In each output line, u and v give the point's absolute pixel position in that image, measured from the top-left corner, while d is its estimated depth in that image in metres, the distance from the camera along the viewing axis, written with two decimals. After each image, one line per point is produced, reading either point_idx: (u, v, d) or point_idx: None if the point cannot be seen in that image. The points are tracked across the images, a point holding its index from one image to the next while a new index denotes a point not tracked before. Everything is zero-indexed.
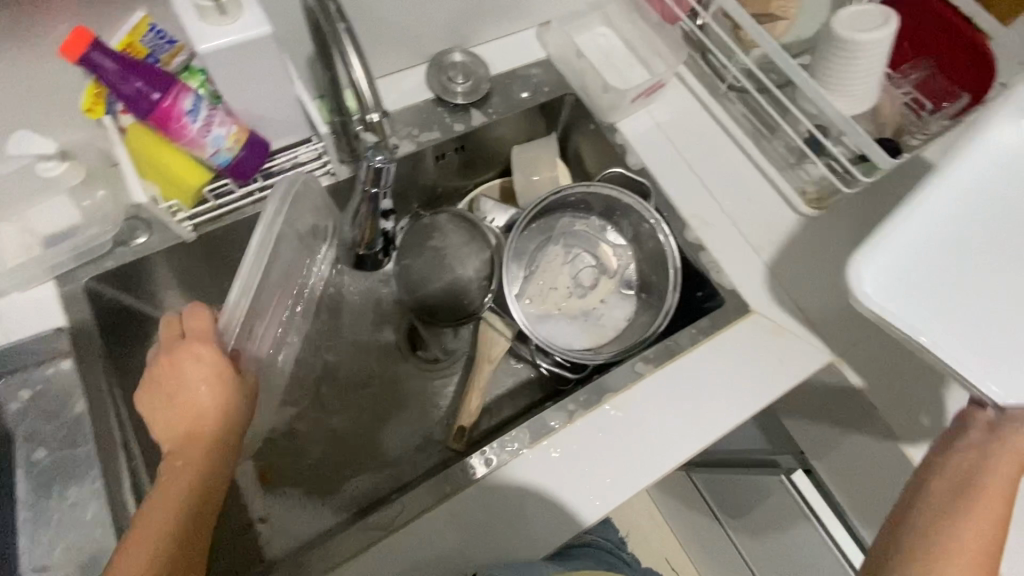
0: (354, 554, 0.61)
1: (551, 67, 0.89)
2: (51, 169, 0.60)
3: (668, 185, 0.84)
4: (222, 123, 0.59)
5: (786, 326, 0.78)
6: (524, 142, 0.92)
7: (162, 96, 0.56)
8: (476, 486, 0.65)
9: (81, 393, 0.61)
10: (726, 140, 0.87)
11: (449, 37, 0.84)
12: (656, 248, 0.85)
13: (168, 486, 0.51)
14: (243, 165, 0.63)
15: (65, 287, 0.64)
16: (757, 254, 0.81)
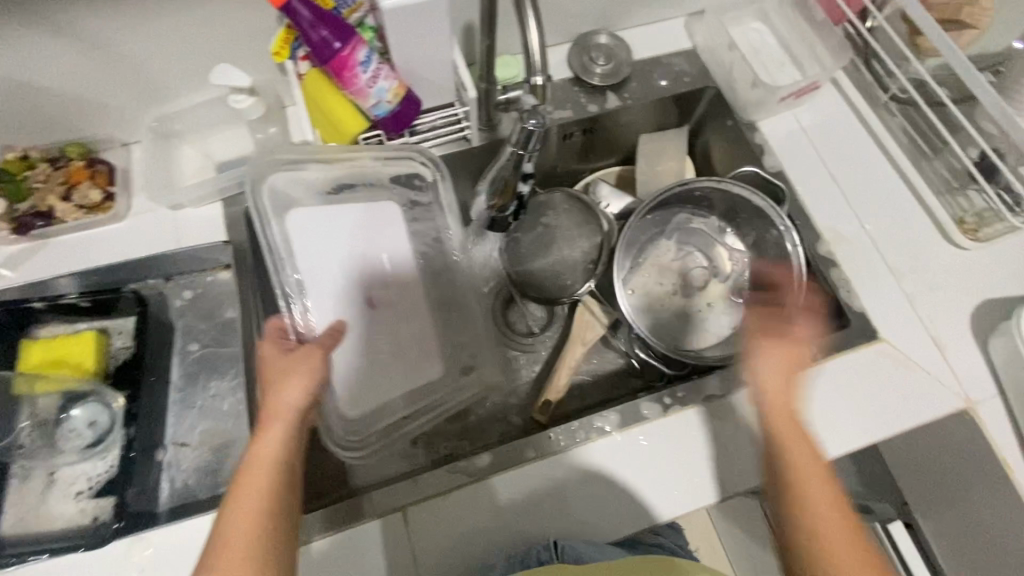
0: (443, 493, 0.64)
1: (695, 57, 0.87)
2: (240, 102, 0.67)
3: (804, 193, 0.79)
4: (387, 77, 0.64)
5: (916, 361, 0.71)
6: (652, 131, 0.91)
7: (342, 45, 0.60)
8: (562, 456, 0.66)
9: (232, 301, 0.69)
10: (876, 155, 0.81)
11: (597, 18, 0.84)
12: (778, 258, 0.81)
13: (254, 469, 0.49)
14: (397, 117, 0.68)
15: (230, 208, 0.73)
16: (894, 280, 0.75)
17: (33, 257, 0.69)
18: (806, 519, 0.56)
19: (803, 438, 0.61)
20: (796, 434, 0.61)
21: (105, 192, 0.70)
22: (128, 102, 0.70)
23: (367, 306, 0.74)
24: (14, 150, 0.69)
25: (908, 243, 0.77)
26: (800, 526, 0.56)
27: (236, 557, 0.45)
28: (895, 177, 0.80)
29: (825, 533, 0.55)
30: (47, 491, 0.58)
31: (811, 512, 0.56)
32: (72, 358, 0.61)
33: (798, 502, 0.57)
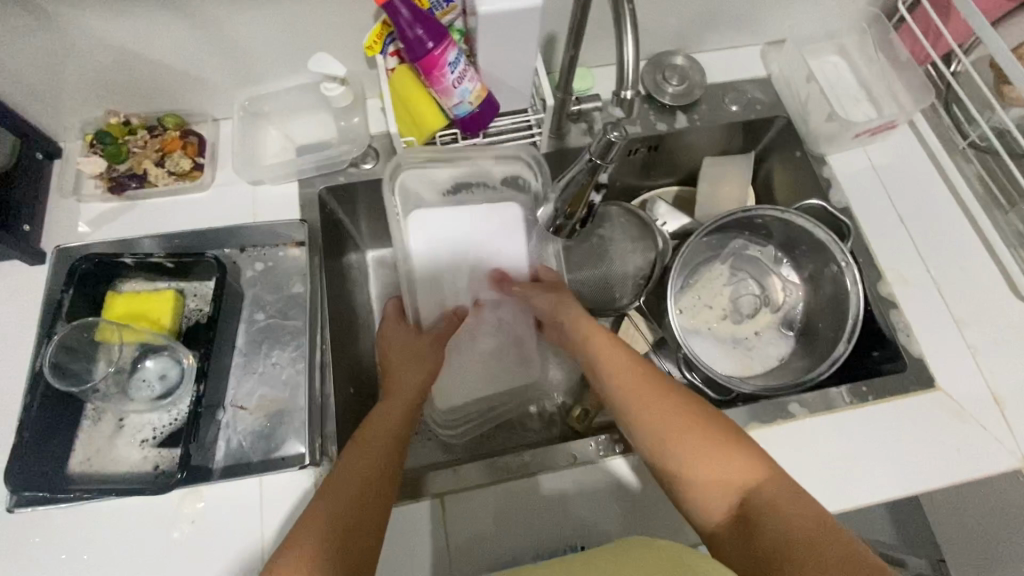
0: (481, 485, 0.65)
1: (769, 86, 0.87)
2: (332, 90, 0.71)
3: (869, 232, 0.78)
4: (471, 79, 0.67)
5: (973, 414, 0.69)
6: (715, 155, 0.91)
7: (434, 45, 0.63)
8: (599, 466, 0.67)
9: (299, 277, 0.73)
10: (948, 200, 0.79)
11: (675, 39, 0.85)
12: (836, 294, 0.80)
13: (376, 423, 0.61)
14: (475, 118, 0.71)
15: (305, 189, 0.76)
16: (957, 329, 0.73)
17: (121, 216, 0.73)
18: (696, 478, 0.55)
19: (644, 381, 0.62)
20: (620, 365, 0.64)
21: (194, 161, 0.74)
22: (225, 80, 0.74)
23: (472, 304, 0.78)
24: (117, 115, 0.74)
25: (974, 293, 0.75)
26: (691, 493, 0.55)
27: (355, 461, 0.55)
28: (966, 224, 0.78)
29: (744, 482, 0.54)
30: (114, 435, 0.62)
31: (717, 473, 0.54)
32: (151, 313, 0.65)
33: (662, 460, 0.57)
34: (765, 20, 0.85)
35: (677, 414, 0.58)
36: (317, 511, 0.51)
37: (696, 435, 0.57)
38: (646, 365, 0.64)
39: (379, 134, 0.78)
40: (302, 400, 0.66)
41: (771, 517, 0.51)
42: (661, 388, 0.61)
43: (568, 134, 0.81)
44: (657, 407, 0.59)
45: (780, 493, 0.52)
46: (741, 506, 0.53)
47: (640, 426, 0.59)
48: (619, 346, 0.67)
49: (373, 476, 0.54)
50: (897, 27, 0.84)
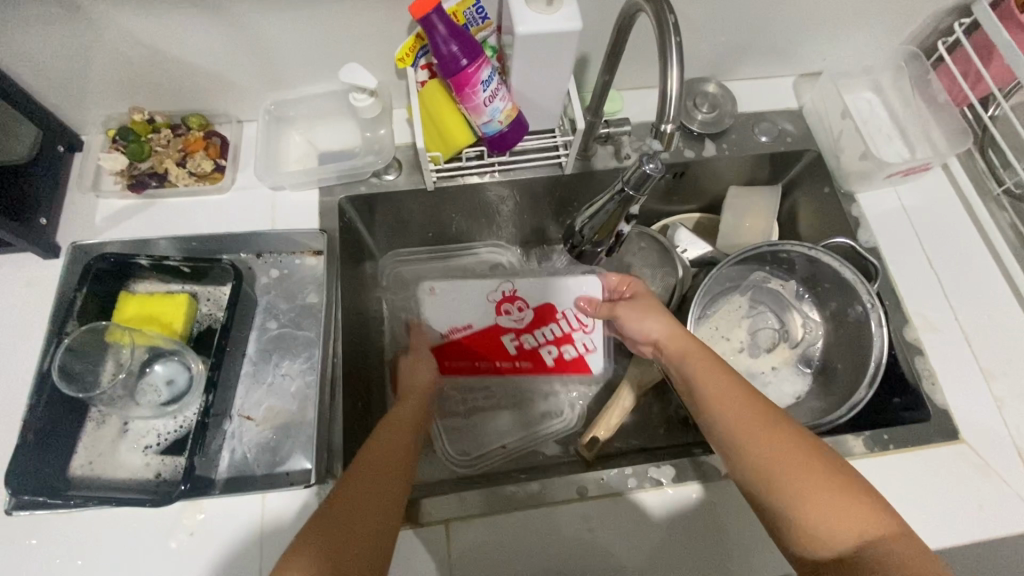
0: (484, 514, 0.64)
1: (801, 119, 0.86)
2: (360, 101, 0.70)
3: (895, 274, 0.76)
4: (502, 98, 0.65)
5: (997, 471, 0.67)
6: (740, 185, 0.90)
7: (468, 62, 0.61)
8: (611, 500, 0.65)
9: (314, 287, 0.72)
10: (978, 247, 0.78)
11: (708, 66, 0.84)
12: (858, 335, 0.78)
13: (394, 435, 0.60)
14: (503, 137, 0.69)
15: (325, 197, 0.75)
16: (984, 381, 0.71)
17: (138, 214, 0.72)
18: (806, 513, 0.51)
19: (751, 399, 0.58)
20: (712, 373, 0.62)
21: (215, 163, 0.73)
22: (253, 84, 0.73)
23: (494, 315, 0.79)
24: (140, 112, 0.73)
25: (1004, 343, 0.72)
26: (803, 529, 0.51)
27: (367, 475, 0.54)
28: (997, 272, 0.76)
29: (859, 529, 0.50)
30: (117, 441, 0.61)
31: (836, 512, 0.50)
32: (163, 316, 0.64)
33: (776, 498, 0.52)
34: (800, 53, 0.84)
35: (796, 454, 0.54)
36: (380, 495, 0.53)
37: (813, 472, 0.52)
38: (746, 388, 0.60)
39: (403, 145, 0.78)
40: (310, 415, 0.65)
41: (888, 560, 0.48)
42: (771, 420, 0.56)
43: (594, 156, 0.79)
44: (774, 435, 0.55)
45: (900, 542, 0.49)
46: (857, 554, 0.49)
47: (754, 462, 0.54)
48: (718, 364, 0.62)
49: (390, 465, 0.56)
50: (936, 66, 0.83)
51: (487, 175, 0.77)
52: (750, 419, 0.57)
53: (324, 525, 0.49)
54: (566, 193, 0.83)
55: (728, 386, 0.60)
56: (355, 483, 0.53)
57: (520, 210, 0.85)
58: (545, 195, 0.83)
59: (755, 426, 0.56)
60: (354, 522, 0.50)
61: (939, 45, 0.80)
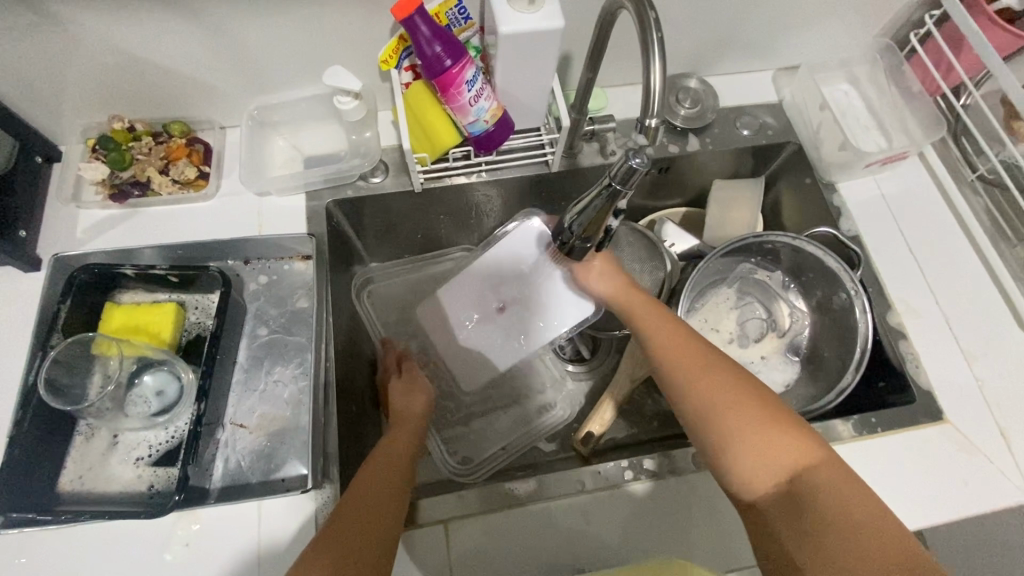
0: (491, 510, 0.64)
1: (781, 112, 0.87)
2: (345, 104, 0.69)
3: (878, 261, 0.78)
4: (487, 97, 0.66)
5: (980, 448, 0.68)
6: (724, 178, 0.91)
7: (453, 63, 0.62)
8: (609, 493, 0.66)
9: (303, 292, 0.71)
10: (955, 232, 0.79)
11: (690, 62, 0.85)
12: (844, 322, 0.79)
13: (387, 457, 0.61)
14: (489, 137, 0.70)
15: (312, 202, 0.74)
16: (965, 362, 0.72)
17: (121, 224, 0.71)
18: (742, 456, 0.54)
19: (692, 350, 0.60)
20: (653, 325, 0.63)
21: (199, 170, 0.73)
22: (235, 89, 0.73)
23: (498, 309, 0.74)
24: (121, 120, 0.72)
25: (982, 324, 0.74)
26: (738, 470, 0.54)
27: (365, 484, 0.56)
28: (974, 256, 0.78)
29: (792, 461, 0.53)
30: (107, 453, 0.60)
31: (773, 454, 0.53)
32: (152, 327, 0.63)
33: (712, 437, 0.55)
34: (778, 47, 0.85)
35: (736, 398, 0.56)
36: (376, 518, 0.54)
37: (755, 418, 0.55)
38: (694, 336, 0.62)
39: (389, 148, 0.77)
40: (304, 420, 0.64)
41: (828, 503, 0.51)
42: (721, 369, 0.59)
43: (580, 154, 0.80)
44: (715, 383, 0.57)
45: (840, 479, 0.52)
46: (793, 484, 0.52)
47: (705, 412, 0.56)
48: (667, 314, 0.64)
49: (390, 483, 0.57)
50: (910, 57, 0.85)
51: (474, 175, 0.77)
52: (692, 369, 0.59)
53: (327, 538, 0.51)
54: (553, 193, 0.84)
55: (674, 336, 0.62)
56: (354, 506, 0.54)
57: (508, 210, 0.86)
58: (533, 195, 0.83)
59: (696, 375, 0.58)
60: (342, 530, 0.52)
61: (911, 37, 0.82)
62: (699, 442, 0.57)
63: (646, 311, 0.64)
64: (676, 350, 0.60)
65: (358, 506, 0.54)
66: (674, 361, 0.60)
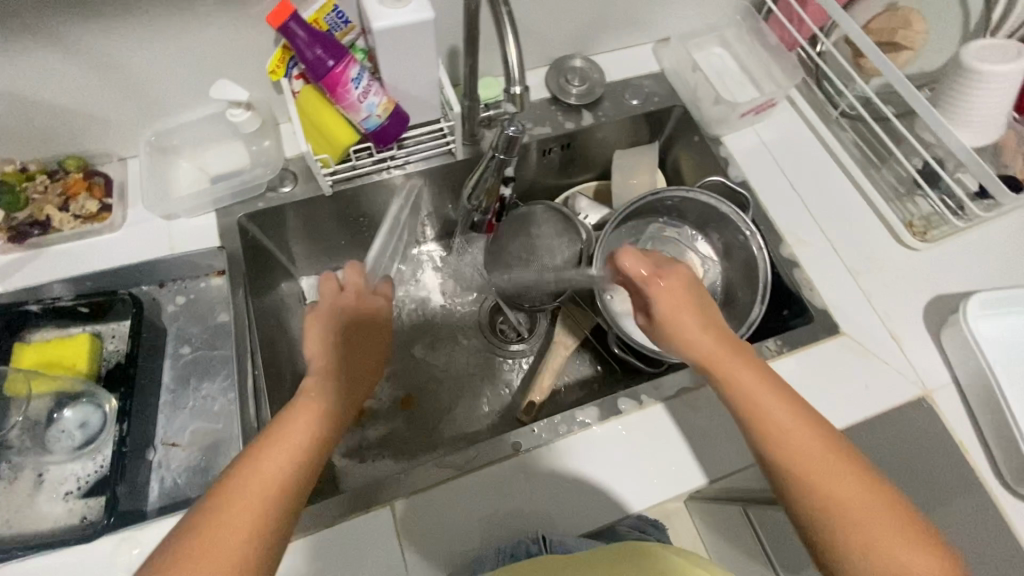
0: (432, 487, 0.66)
1: (664, 80, 0.94)
2: (238, 116, 0.72)
3: (766, 201, 0.85)
4: (376, 93, 0.69)
5: (875, 352, 0.75)
6: (625, 147, 0.97)
7: (335, 63, 0.66)
8: (546, 449, 0.69)
9: (224, 306, 0.72)
10: (831, 165, 0.87)
11: (573, 43, 0.91)
12: (747, 261, 0.85)
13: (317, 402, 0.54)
14: (385, 131, 0.73)
15: (224, 218, 0.75)
16: (853, 279, 0.79)
17: (25, 266, 0.70)
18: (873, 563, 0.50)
19: (820, 442, 0.55)
20: (772, 408, 0.57)
21: (100, 203, 0.73)
22: (127, 117, 0.73)
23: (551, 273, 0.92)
24: (12, 163, 0.71)
25: (864, 243, 0.82)
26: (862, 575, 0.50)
27: (297, 433, 0.51)
28: (850, 184, 0.86)
29: None
30: (34, 493, 0.58)
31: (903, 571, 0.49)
32: (67, 360, 0.63)
33: (835, 531, 0.51)
34: (651, 21, 0.92)
35: (865, 500, 0.52)
36: (279, 480, 0.48)
37: (889, 527, 0.50)
38: (800, 407, 0.57)
39: (294, 157, 0.79)
40: (236, 429, 0.64)
41: None
42: (826, 448, 0.54)
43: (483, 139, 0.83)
44: (845, 483, 0.53)
45: None
46: None
47: (812, 493, 0.53)
48: (778, 391, 0.58)
49: (329, 429, 0.53)
50: (767, 16, 0.93)
51: (384, 171, 0.80)
52: (816, 460, 0.54)
53: (241, 489, 0.46)
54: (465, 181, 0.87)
55: (794, 419, 0.56)
56: (274, 451, 0.49)
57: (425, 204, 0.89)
58: (445, 185, 0.86)
59: (821, 472, 0.53)
60: (258, 484, 0.47)
61: None
62: (813, 537, 0.52)
63: (754, 384, 0.58)
64: (795, 439, 0.55)
65: (277, 460, 0.49)
66: (796, 449, 0.55)
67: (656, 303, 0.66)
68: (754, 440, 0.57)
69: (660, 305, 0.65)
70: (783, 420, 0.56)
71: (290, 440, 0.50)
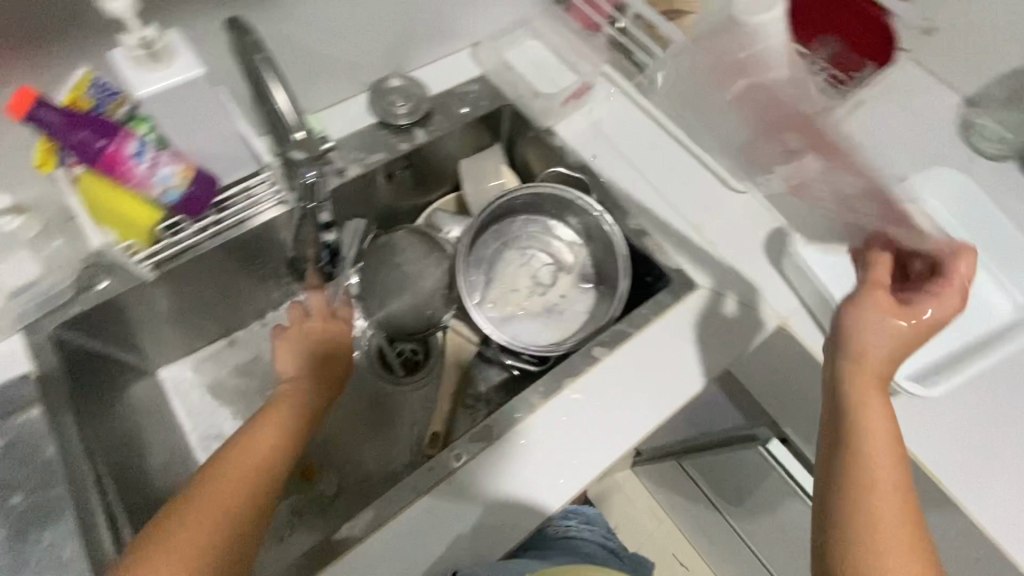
0: (340, 557, 0.63)
1: (487, 81, 0.94)
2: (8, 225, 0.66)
3: (607, 179, 0.88)
4: (168, 162, 0.64)
5: (732, 297, 0.79)
6: (470, 155, 0.97)
7: (106, 141, 0.61)
8: (446, 485, 0.68)
9: (49, 438, 0.63)
10: (657, 132, 0.92)
11: (386, 63, 0.89)
12: (605, 240, 0.88)
13: (287, 404, 0.67)
14: (193, 199, 0.67)
15: (30, 337, 0.68)
16: (698, 234, 0.84)
17: None
18: (886, 551, 0.53)
19: (893, 446, 0.58)
20: (874, 404, 0.60)
21: None
22: None
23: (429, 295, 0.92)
24: None
25: (701, 198, 0.87)
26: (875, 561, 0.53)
27: (271, 428, 0.64)
28: (678, 146, 0.91)
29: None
30: None
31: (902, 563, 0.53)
32: None
33: (867, 514, 0.55)
34: (459, 26, 0.92)
35: (903, 499, 0.56)
36: (257, 466, 0.61)
37: (912, 527, 0.54)
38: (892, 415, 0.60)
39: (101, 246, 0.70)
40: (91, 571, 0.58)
41: None
42: (898, 454, 0.58)
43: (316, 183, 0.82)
44: (896, 485, 0.56)
45: None
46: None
47: (862, 482, 0.56)
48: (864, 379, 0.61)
49: (293, 424, 0.66)
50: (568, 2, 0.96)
51: (213, 239, 0.74)
52: (882, 459, 0.57)
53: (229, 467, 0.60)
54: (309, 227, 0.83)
55: (889, 423, 0.59)
56: (254, 440, 0.63)
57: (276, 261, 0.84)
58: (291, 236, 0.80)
59: (884, 471, 0.56)
60: (244, 462, 0.61)
61: None
62: (836, 516, 0.56)
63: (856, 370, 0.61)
64: (881, 432, 0.58)
65: (254, 448, 0.62)
66: (876, 446, 0.57)
67: (925, 303, 0.63)
68: (860, 411, 0.59)
69: (920, 303, 0.62)
70: (885, 422, 0.58)
71: (268, 434, 0.64)
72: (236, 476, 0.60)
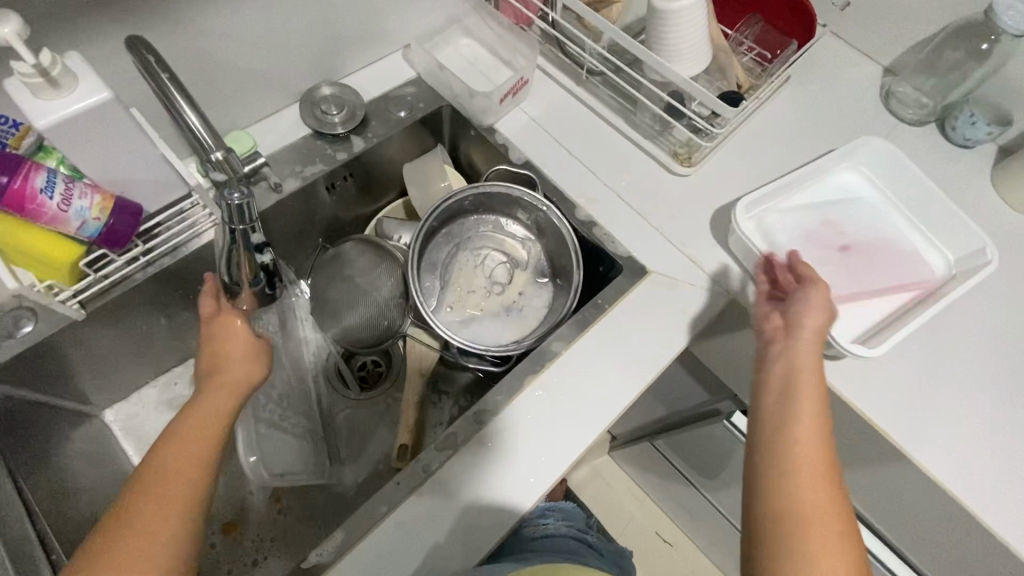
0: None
1: (422, 83, 0.93)
2: None
3: (551, 173, 0.88)
4: (82, 194, 0.60)
5: (681, 279, 0.81)
6: (412, 159, 0.95)
7: (9, 179, 0.56)
8: (414, 498, 0.66)
9: None
10: (598, 121, 0.92)
11: (315, 72, 0.86)
12: (555, 233, 0.88)
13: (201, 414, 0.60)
14: (115, 231, 0.64)
15: None
16: (644, 220, 0.85)
17: None
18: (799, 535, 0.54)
19: (820, 433, 0.59)
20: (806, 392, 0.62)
21: None
22: None
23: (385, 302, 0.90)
24: None
25: (645, 183, 0.88)
26: (783, 543, 0.54)
27: (184, 444, 0.57)
28: (618, 134, 0.91)
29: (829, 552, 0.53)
30: None
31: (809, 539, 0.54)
32: None
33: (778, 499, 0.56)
34: (388, 29, 0.90)
35: (824, 481, 0.57)
36: (178, 487, 0.55)
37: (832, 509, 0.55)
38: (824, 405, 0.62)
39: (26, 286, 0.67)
40: None
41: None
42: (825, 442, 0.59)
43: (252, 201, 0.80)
44: (818, 466, 0.57)
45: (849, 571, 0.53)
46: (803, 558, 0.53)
47: (778, 466, 0.58)
48: (813, 372, 0.63)
49: (207, 434, 0.59)
50: None
51: (145, 268, 0.71)
52: (804, 445, 0.58)
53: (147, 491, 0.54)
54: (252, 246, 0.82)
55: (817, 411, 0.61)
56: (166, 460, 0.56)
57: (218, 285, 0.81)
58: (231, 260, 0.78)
59: (806, 455, 0.58)
60: (160, 485, 0.54)
61: None
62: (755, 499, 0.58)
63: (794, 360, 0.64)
64: (807, 423, 0.60)
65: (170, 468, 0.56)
66: (801, 433, 0.59)
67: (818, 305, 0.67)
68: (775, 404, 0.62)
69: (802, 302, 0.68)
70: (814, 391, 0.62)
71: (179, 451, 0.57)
72: (156, 501, 0.54)
